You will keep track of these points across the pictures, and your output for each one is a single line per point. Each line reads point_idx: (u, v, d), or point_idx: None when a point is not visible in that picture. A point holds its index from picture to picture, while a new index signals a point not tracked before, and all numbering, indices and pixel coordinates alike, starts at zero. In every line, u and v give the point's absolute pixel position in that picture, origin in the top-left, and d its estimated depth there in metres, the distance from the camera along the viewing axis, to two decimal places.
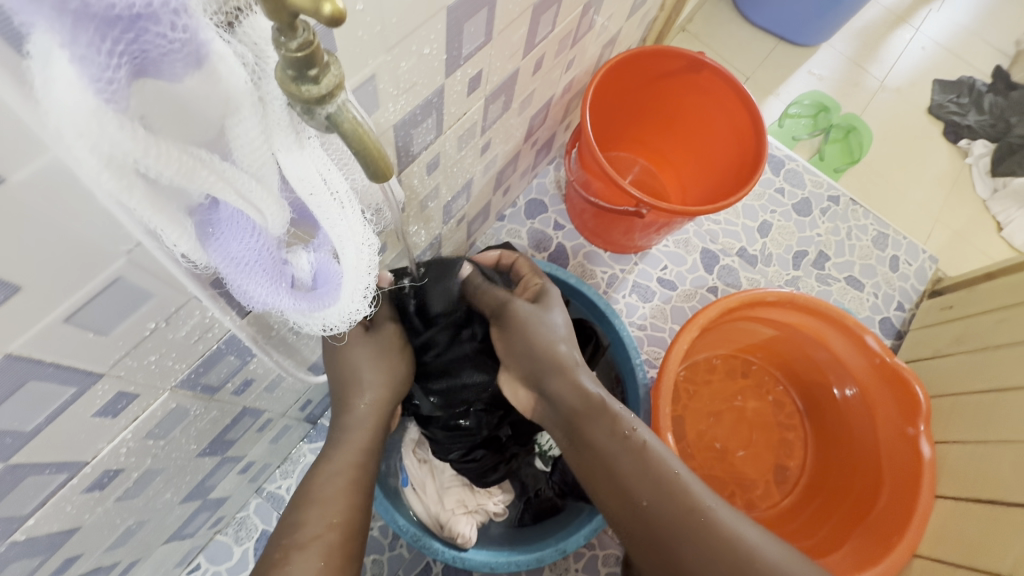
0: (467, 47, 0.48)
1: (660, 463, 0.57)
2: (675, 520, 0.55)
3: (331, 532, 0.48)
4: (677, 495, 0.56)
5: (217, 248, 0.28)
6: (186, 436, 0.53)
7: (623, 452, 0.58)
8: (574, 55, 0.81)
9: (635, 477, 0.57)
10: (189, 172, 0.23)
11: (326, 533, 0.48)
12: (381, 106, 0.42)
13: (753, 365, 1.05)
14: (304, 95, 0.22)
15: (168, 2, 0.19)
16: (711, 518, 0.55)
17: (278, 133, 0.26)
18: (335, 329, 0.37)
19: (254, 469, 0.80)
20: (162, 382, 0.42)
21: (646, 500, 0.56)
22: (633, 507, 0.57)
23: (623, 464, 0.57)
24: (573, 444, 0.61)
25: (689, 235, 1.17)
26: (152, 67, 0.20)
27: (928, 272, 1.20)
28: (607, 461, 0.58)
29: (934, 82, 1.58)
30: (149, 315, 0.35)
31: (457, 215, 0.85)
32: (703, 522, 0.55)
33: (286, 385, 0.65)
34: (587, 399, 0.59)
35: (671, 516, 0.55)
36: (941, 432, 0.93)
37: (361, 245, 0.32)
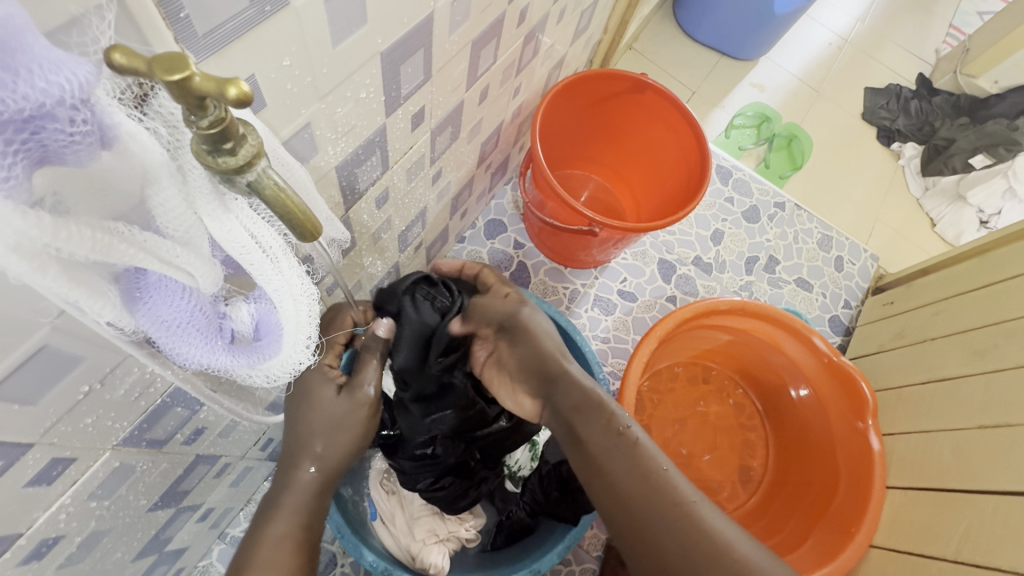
0: (406, 86, 0.49)
1: (651, 457, 0.55)
2: (663, 513, 0.52)
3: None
4: (665, 489, 0.53)
5: (147, 313, 0.28)
6: (134, 493, 0.51)
7: (615, 444, 0.55)
8: (521, 81, 0.83)
9: (623, 471, 0.54)
10: (105, 249, 0.22)
11: None
12: (320, 151, 0.43)
13: (713, 371, 1.09)
14: (221, 167, 0.22)
15: (63, 100, 0.19)
16: (701, 516, 0.52)
17: (200, 200, 0.25)
18: (279, 379, 0.37)
19: (214, 515, 0.77)
20: (101, 442, 0.41)
21: (636, 492, 0.53)
22: (621, 499, 0.54)
23: (614, 456, 0.55)
24: (567, 435, 0.58)
25: (646, 246, 1.21)
26: (54, 157, 0.20)
27: (871, 270, 1.27)
28: (600, 452, 0.55)
29: (865, 90, 1.68)
30: (81, 378, 0.34)
31: (414, 242, 0.85)
32: (692, 517, 0.51)
33: (243, 428, 0.64)
34: (586, 397, 0.58)
35: (658, 509, 0.52)
36: (888, 424, 0.98)
37: (299, 298, 0.31)
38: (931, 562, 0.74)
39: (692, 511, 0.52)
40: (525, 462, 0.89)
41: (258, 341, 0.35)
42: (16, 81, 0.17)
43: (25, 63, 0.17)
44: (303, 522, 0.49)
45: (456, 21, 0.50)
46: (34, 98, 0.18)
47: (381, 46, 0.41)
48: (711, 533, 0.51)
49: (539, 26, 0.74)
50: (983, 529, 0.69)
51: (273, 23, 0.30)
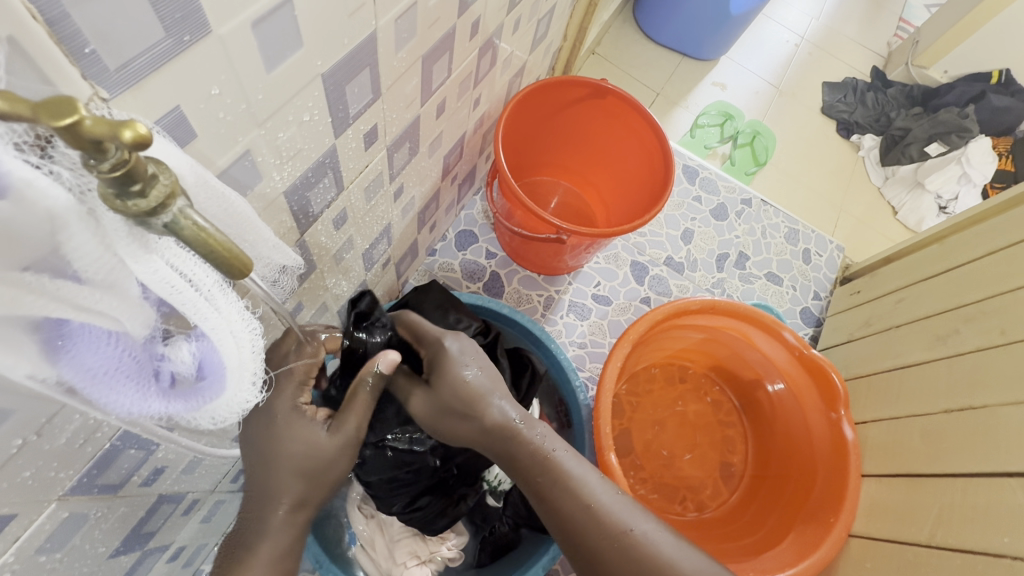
0: (354, 106, 0.48)
1: (583, 488, 0.54)
2: (603, 545, 0.52)
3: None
4: (602, 522, 0.52)
5: (70, 364, 0.27)
6: (90, 541, 0.48)
7: (548, 481, 0.54)
8: (480, 92, 0.83)
9: (561, 502, 0.53)
10: (8, 302, 0.22)
11: None
12: (266, 177, 0.42)
13: (689, 369, 1.10)
14: (133, 210, 0.21)
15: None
16: (640, 543, 0.51)
17: (118, 243, 0.24)
18: (226, 421, 0.35)
19: (186, 554, 0.74)
20: (46, 494, 0.39)
21: (574, 527, 0.53)
22: (565, 535, 0.53)
23: (549, 493, 0.54)
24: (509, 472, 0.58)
25: (618, 249, 1.22)
26: None
27: (838, 261, 1.30)
28: (535, 487, 0.55)
29: (822, 84, 1.72)
30: (14, 431, 0.32)
31: (381, 259, 0.83)
32: (631, 547, 0.51)
33: (209, 463, 0.62)
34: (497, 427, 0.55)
35: (596, 542, 0.52)
36: (860, 411, 1.00)
37: (237, 334, 0.31)
38: (907, 548, 0.75)
39: (631, 539, 0.52)
40: (504, 477, 0.89)
41: (201, 381, 0.33)
42: None
43: None
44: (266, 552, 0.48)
45: (403, 38, 0.49)
46: None
47: (322, 67, 0.40)
48: (652, 562, 0.51)
49: (494, 37, 0.73)
50: (954, 510, 0.71)
51: (197, 52, 0.28)
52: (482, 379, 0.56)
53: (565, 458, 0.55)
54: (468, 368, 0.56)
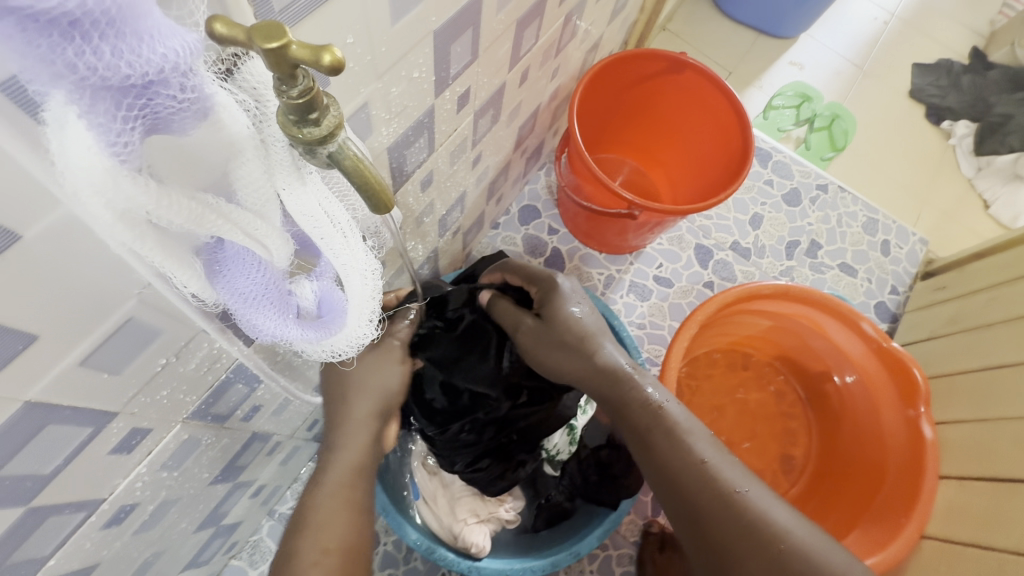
0: (454, 67, 0.49)
1: (693, 444, 0.53)
2: (708, 498, 0.50)
3: (328, 558, 0.47)
4: (711, 479, 0.51)
5: (225, 286, 0.29)
6: (198, 466, 0.53)
7: (655, 431, 0.54)
8: (559, 62, 0.82)
9: (670, 456, 0.52)
10: (199, 219, 0.24)
11: (322, 560, 0.46)
12: (375, 131, 0.43)
13: (753, 357, 1.07)
14: (306, 137, 0.23)
15: (176, 66, 0.19)
16: (753, 506, 0.49)
17: (280, 173, 0.26)
18: (343, 354, 0.38)
19: (265, 493, 0.80)
20: (174, 415, 0.43)
21: (680, 480, 0.51)
22: (669, 487, 0.52)
23: (655, 443, 0.54)
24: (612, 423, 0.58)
25: (682, 231, 1.19)
26: (163, 124, 0.21)
27: (920, 255, 1.22)
28: (639, 436, 0.55)
29: (912, 66, 1.60)
30: (159, 351, 0.35)
31: (452, 227, 0.85)
32: (742, 508, 0.49)
33: (294, 407, 0.66)
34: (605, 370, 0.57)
35: (702, 499, 0.50)
36: (942, 412, 0.94)
37: (363, 273, 0.33)
38: (991, 554, 0.71)
39: (742, 501, 0.49)
40: (563, 447, 0.86)
41: (322, 316, 0.36)
42: (139, 47, 0.18)
43: (142, 29, 0.18)
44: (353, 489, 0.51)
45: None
46: (153, 64, 0.18)
47: (435, 24, 0.41)
48: (764, 526, 0.48)
49: (578, 6, 0.72)
50: None
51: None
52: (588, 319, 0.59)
53: (675, 411, 0.55)
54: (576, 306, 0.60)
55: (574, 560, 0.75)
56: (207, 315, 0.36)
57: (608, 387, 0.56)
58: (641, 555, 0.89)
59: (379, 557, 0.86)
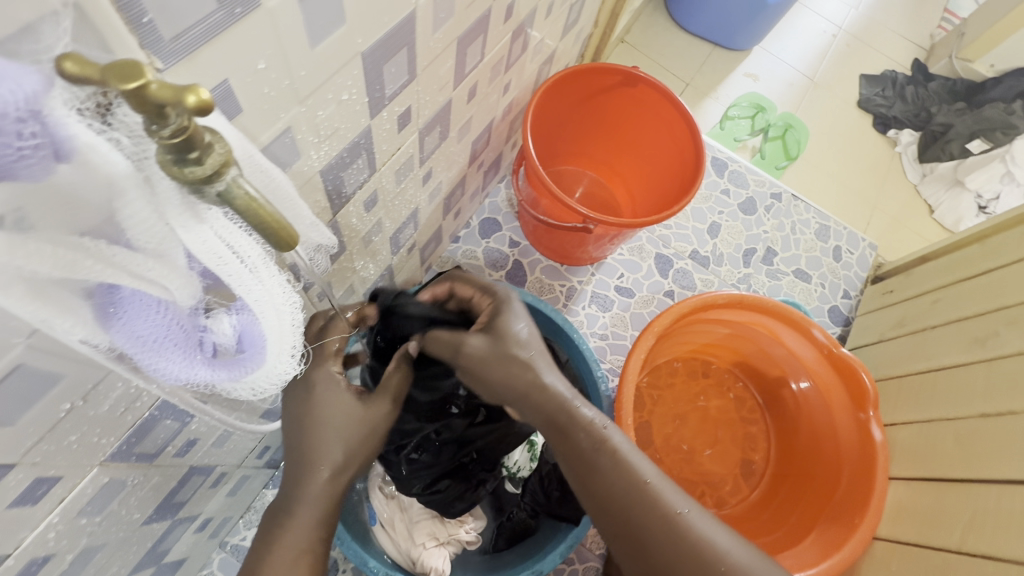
0: (390, 87, 0.48)
1: (636, 466, 0.52)
2: (648, 522, 0.50)
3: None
4: (652, 503, 0.50)
5: (121, 329, 0.28)
6: (126, 508, 0.50)
7: (598, 454, 0.52)
8: (510, 78, 0.82)
9: (613, 481, 0.51)
10: (69, 265, 0.23)
11: None
12: (303, 155, 0.42)
13: (713, 365, 1.08)
14: (189, 177, 0.22)
15: (6, 112, 0.18)
16: (692, 528, 0.49)
17: (171, 212, 0.25)
18: (265, 390, 0.37)
19: (213, 525, 0.76)
20: (89, 459, 0.40)
21: (623, 507, 0.50)
22: (611, 513, 0.51)
23: (597, 465, 0.51)
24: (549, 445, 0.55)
25: (643, 241, 1.20)
26: (6, 173, 0.19)
27: (869, 259, 1.26)
28: (581, 460, 0.52)
29: (860, 77, 1.66)
30: (62, 397, 0.33)
31: (407, 244, 0.84)
32: (682, 531, 0.49)
33: (237, 437, 0.63)
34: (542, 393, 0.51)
35: (642, 524, 0.50)
36: (891, 414, 0.97)
37: (280, 307, 0.32)
38: (935, 552, 0.74)
39: (683, 523, 0.49)
40: (524, 464, 0.87)
41: (242, 353, 0.34)
42: None
43: None
44: (304, 542, 0.48)
45: (440, 18, 0.49)
46: None
47: (362, 46, 0.40)
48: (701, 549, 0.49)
49: (526, 21, 0.72)
50: (987, 516, 0.69)
51: (246, 24, 0.28)
52: (531, 337, 0.54)
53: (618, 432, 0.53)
54: (523, 324, 0.55)
55: None
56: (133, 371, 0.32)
57: (548, 410, 0.52)
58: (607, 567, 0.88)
59: None
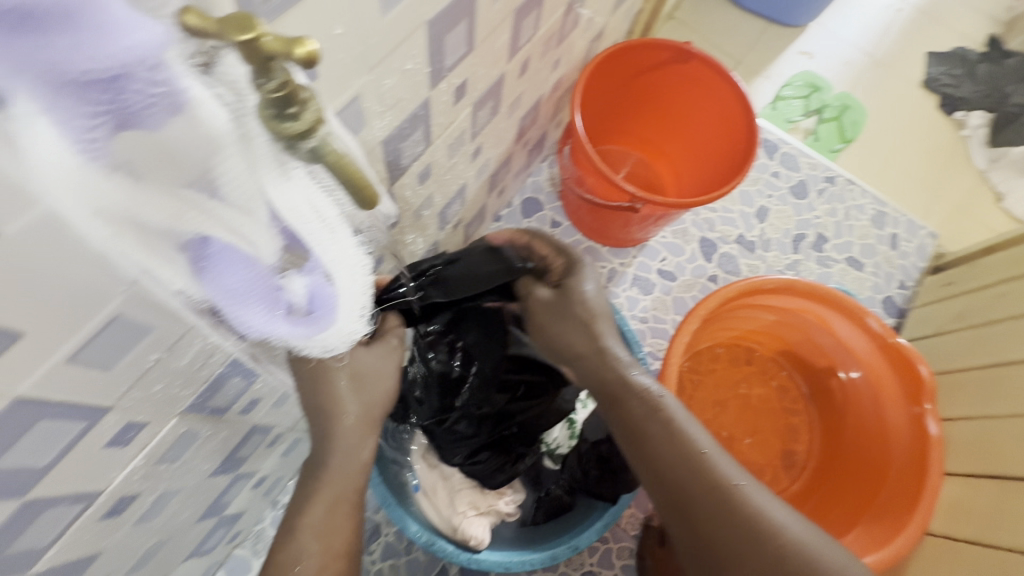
0: (450, 58, 0.48)
1: (690, 436, 0.55)
2: (700, 490, 0.53)
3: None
4: (707, 471, 0.53)
5: (212, 282, 0.29)
6: (197, 458, 0.53)
7: (652, 423, 0.56)
8: (560, 53, 0.81)
9: (666, 450, 0.54)
10: (177, 215, 0.24)
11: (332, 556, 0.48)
12: (368, 124, 0.43)
13: (756, 352, 1.06)
14: (285, 132, 0.22)
15: (142, 60, 0.19)
16: (745, 498, 0.52)
17: (263, 169, 0.26)
18: (331, 346, 0.39)
19: (267, 483, 0.80)
20: (170, 409, 0.43)
21: (675, 473, 0.54)
22: (663, 482, 0.54)
23: (651, 435, 0.55)
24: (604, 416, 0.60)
25: (687, 224, 1.17)
26: (133, 121, 0.21)
27: (928, 249, 1.20)
28: (634, 428, 0.56)
29: (926, 55, 1.57)
30: (150, 347, 0.35)
31: (453, 220, 0.85)
32: (734, 500, 0.52)
33: (294, 400, 0.66)
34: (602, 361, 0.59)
35: (696, 490, 0.53)
36: (948, 409, 0.93)
37: (352, 269, 0.35)
38: (993, 553, 0.70)
39: (736, 492, 0.52)
40: (563, 441, 0.89)
41: (309, 313, 0.36)
42: (100, 41, 0.18)
43: (104, 23, 0.18)
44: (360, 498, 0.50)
45: None
46: (117, 58, 0.19)
47: (427, 15, 0.40)
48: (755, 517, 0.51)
49: None
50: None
51: None
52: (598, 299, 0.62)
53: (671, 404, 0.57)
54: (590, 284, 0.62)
55: (572, 553, 0.76)
56: (201, 312, 0.35)
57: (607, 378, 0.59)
58: (641, 550, 0.89)
59: (380, 548, 0.88)
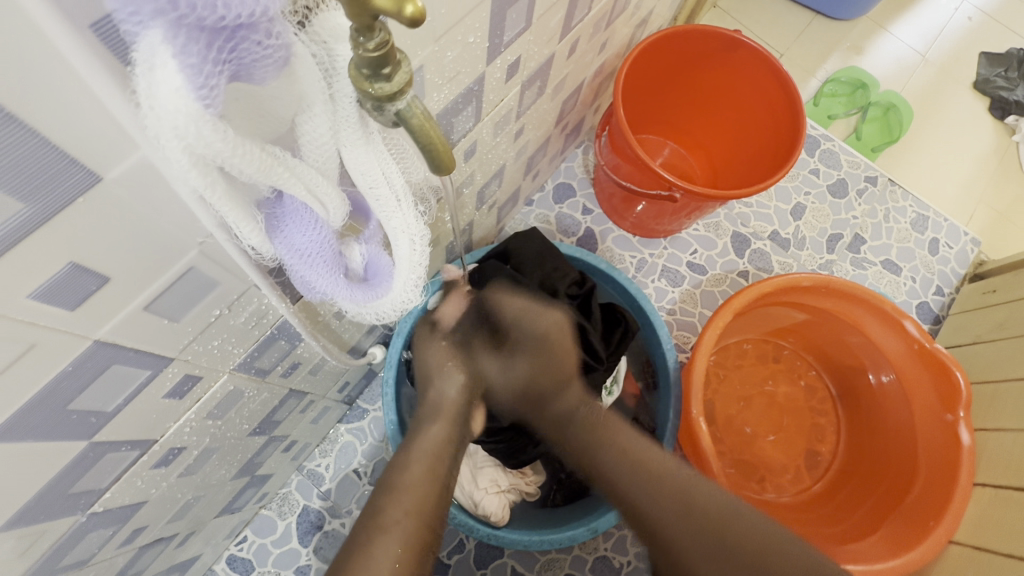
0: (508, 33, 0.48)
1: None
2: None
3: (370, 523, 0.47)
4: None
5: (283, 241, 0.30)
6: (239, 416, 0.55)
7: None
8: (607, 37, 0.79)
9: None
10: (268, 170, 0.24)
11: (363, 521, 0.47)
12: (427, 96, 0.43)
13: (786, 350, 1.04)
14: (376, 92, 0.23)
15: (266, 13, 0.20)
16: None
17: (344, 130, 0.27)
18: (385, 315, 0.39)
19: (295, 448, 0.82)
20: (221, 365, 0.44)
21: None
22: None
23: None
24: None
25: (720, 218, 1.16)
26: (246, 72, 0.21)
27: (970, 256, 1.17)
28: None
29: (980, 56, 1.51)
30: (213, 303, 0.36)
31: (489, 200, 0.85)
32: None
33: (329, 367, 0.67)
34: None
35: None
36: (982, 420, 0.92)
37: (412, 238, 0.33)
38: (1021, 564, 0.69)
39: None
40: None
41: (368, 280, 0.37)
42: None
43: None
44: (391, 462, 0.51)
45: None
46: (247, 8, 0.19)
47: None
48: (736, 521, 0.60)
49: None
50: None
51: None
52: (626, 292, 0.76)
53: None
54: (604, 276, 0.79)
55: (591, 535, 0.76)
56: (262, 272, 0.37)
57: None
58: None
59: None
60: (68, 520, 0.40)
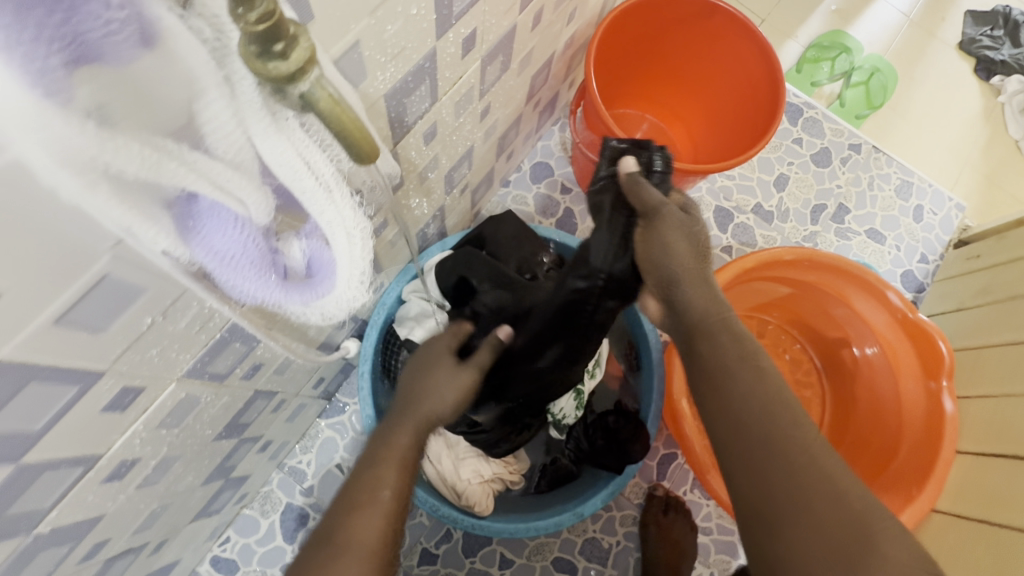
0: (458, 4, 0.44)
1: None
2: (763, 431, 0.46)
3: None
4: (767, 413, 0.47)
5: (200, 244, 0.26)
6: (200, 422, 0.52)
7: None
8: (575, 6, 0.75)
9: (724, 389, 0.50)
10: (154, 166, 0.21)
11: None
12: (369, 76, 0.40)
13: (769, 324, 1.03)
14: (271, 72, 0.22)
15: None
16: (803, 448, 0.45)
17: (251, 117, 0.24)
18: (329, 314, 0.38)
19: (273, 447, 0.81)
20: (168, 373, 0.41)
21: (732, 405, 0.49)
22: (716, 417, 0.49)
23: None
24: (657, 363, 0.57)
25: (702, 193, 1.13)
26: (96, 52, 0.19)
27: (954, 221, 1.15)
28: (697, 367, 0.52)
29: (964, 15, 1.47)
30: (144, 310, 0.34)
31: (460, 184, 0.81)
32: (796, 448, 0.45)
33: (297, 365, 0.65)
34: None
35: None
36: (967, 388, 0.91)
37: (349, 231, 0.32)
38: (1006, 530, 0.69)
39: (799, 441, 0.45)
40: (569, 411, 0.82)
41: (310, 276, 0.34)
42: None
43: None
44: None
45: None
46: None
47: None
48: None
49: None
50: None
51: None
52: None
53: None
54: None
55: (578, 520, 0.76)
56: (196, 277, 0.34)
57: None
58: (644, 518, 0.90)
59: None
60: (11, 543, 0.38)
